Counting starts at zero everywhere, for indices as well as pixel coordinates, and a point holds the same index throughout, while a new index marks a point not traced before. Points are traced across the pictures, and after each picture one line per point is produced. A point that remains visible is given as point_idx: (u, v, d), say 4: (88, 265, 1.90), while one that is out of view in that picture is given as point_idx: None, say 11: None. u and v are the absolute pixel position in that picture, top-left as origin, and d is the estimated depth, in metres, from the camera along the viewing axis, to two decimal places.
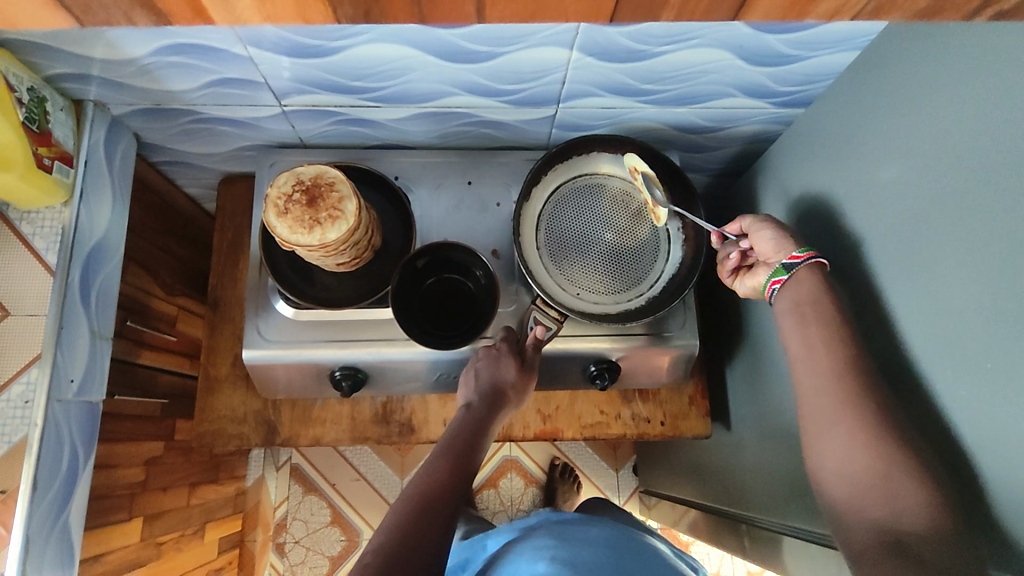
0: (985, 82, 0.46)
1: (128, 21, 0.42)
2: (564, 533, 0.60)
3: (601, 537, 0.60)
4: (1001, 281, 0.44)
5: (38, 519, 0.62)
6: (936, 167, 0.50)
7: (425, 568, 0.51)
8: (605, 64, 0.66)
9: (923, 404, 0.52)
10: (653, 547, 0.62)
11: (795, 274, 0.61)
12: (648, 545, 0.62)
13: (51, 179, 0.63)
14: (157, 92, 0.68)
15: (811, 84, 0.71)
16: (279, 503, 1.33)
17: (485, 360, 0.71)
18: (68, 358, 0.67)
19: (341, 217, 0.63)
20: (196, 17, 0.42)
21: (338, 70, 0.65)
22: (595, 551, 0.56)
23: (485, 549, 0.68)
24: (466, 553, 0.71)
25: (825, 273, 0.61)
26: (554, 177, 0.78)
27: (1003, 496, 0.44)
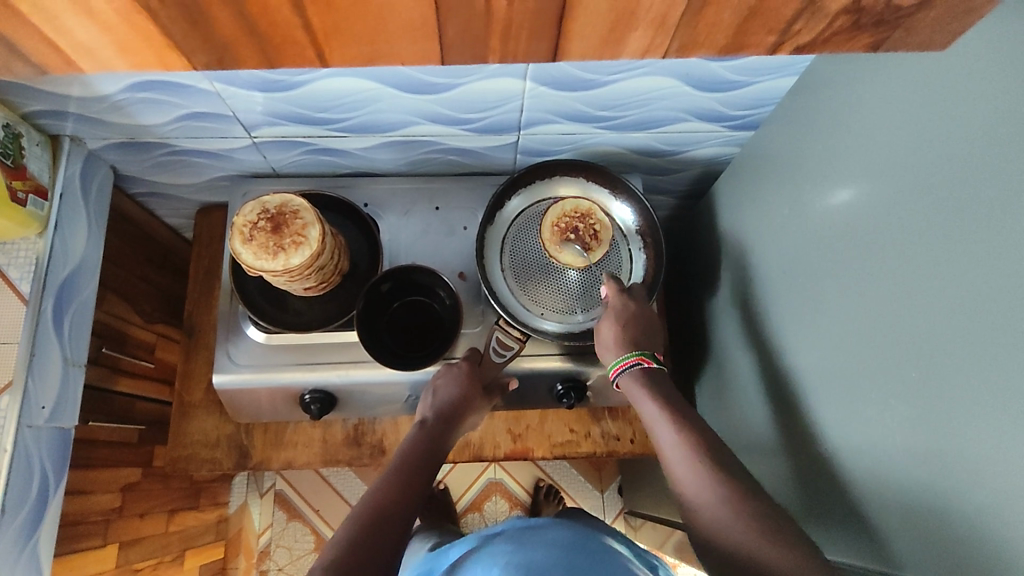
0: (915, 103, 0.49)
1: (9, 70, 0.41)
2: (524, 536, 0.63)
3: (563, 537, 0.62)
4: (935, 290, 0.46)
5: (5, 544, 0.63)
6: (879, 184, 0.52)
7: None
8: (558, 93, 0.68)
9: (870, 413, 0.53)
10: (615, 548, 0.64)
11: (622, 385, 0.71)
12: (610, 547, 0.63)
13: (25, 211, 0.66)
14: (131, 126, 0.71)
15: (759, 107, 0.74)
16: (262, 531, 1.34)
17: (444, 378, 0.72)
18: (40, 385, 0.68)
19: (305, 243, 0.65)
20: (68, 66, 0.40)
21: (304, 103, 0.68)
22: (550, 552, 0.58)
23: (449, 556, 0.71)
24: (433, 563, 0.75)
25: (643, 371, 0.70)
26: (518, 201, 0.80)
27: (948, 502, 0.45)
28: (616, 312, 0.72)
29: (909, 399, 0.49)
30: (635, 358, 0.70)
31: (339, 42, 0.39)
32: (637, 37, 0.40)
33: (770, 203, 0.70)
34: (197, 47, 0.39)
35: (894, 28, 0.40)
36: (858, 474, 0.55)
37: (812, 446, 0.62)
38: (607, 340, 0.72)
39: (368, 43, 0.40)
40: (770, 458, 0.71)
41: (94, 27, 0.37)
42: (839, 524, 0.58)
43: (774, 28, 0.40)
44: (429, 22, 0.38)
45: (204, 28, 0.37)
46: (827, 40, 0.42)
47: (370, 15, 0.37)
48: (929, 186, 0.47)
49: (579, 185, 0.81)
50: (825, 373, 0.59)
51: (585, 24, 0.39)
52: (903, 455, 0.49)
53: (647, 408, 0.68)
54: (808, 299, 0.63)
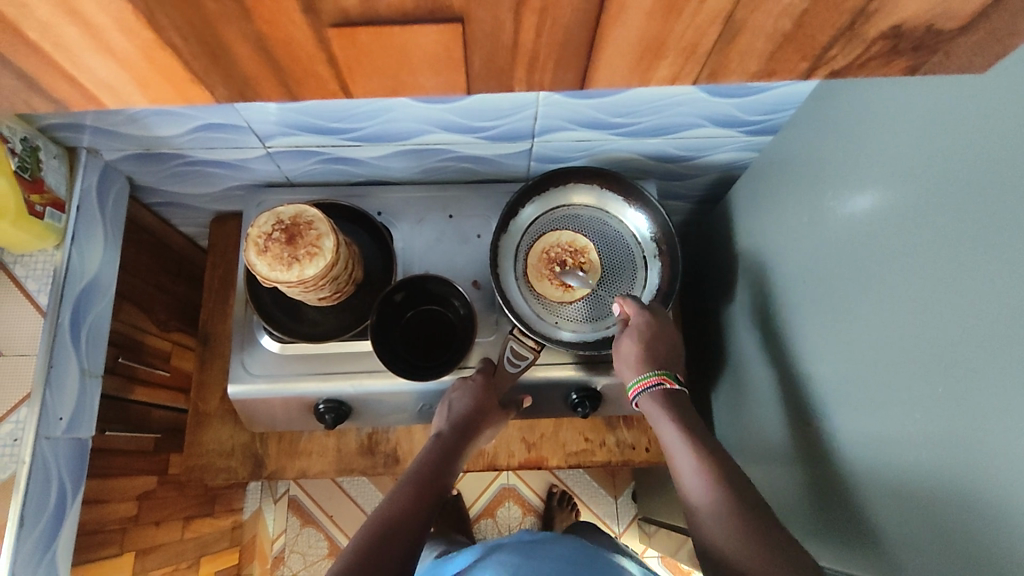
0: (939, 111, 0.47)
1: (34, 107, 0.41)
2: (532, 550, 0.63)
3: (567, 553, 0.63)
4: (958, 304, 0.44)
5: (23, 556, 0.63)
6: (901, 192, 0.51)
7: None
8: (572, 102, 0.68)
9: (889, 428, 0.52)
10: (619, 565, 0.64)
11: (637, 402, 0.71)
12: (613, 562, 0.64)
13: (42, 224, 0.66)
14: (147, 138, 0.71)
15: (777, 113, 0.73)
16: (277, 536, 1.34)
17: (459, 390, 0.72)
18: (57, 397, 0.69)
19: (319, 254, 0.65)
20: (90, 101, 0.40)
21: (317, 114, 0.68)
22: (555, 566, 0.60)
23: (453, 564, 0.72)
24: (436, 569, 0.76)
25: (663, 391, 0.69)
26: (532, 208, 0.80)
27: (971, 525, 0.44)
28: (635, 328, 0.71)
29: (930, 416, 0.47)
30: (658, 377, 0.69)
31: (362, 74, 0.39)
32: (667, 65, 0.39)
33: (788, 211, 0.69)
34: (219, 80, 0.39)
35: (936, 50, 0.39)
36: (874, 493, 0.54)
37: (828, 462, 0.61)
38: (626, 355, 0.71)
39: (391, 77, 0.39)
40: (786, 472, 0.70)
41: (112, 62, 0.36)
42: (854, 542, 0.57)
43: (808, 54, 0.39)
44: (453, 54, 0.38)
45: (226, 62, 0.37)
46: (861, 66, 0.41)
47: (392, 49, 0.37)
48: (954, 197, 0.45)
49: (593, 193, 0.80)
50: (843, 387, 0.58)
51: (613, 51, 0.38)
52: (922, 474, 0.48)
53: (665, 428, 0.67)
54: (827, 309, 0.61)
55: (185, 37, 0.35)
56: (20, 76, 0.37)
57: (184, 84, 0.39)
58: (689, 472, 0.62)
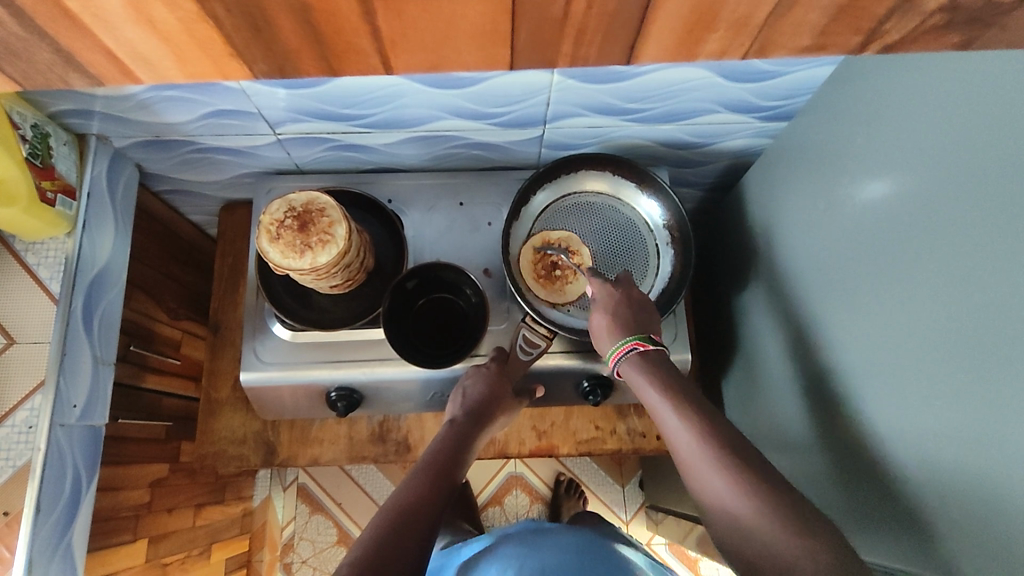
0: (965, 90, 0.47)
1: (67, 85, 0.40)
2: (536, 541, 0.64)
3: (572, 543, 0.64)
4: (986, 289, 0.44)
5: (41, 542, 0.64)
6: (924, 175, 0.50)
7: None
8: (586, 86, 0.67)
9: (914, 414, 0.52)
10: (624, 556, 0.64)
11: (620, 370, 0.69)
12: (618, 553, 0.64)
13: (53, 211, 0.66)
14: (157, 125, 0.71)
15: (793, 98, 0.72)
16: (286, 524, 1.35)
17: (473, 377, 0.72)
18: (72, 384, 0.69)
19: (331, 241, 0.65)
20: (125, 78, 0.40)
21: (329, 99, 0.67)
22: (559, 557, 0.60)
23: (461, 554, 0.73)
24: (444, 560, 0.77)
25: (643, 357, 0.68)
26: (544, 196, 0.79)
27: (1000, 509, 0.44)
28: (604, 302, 0.70)
29: (956, 401, 0.47)
30: (633, 342, 0.68)
31: (407, 48, 0.39)
32: (717, 39, 0.39)
33: (805, 196, 0.68)
34: (258, 55, 0.39)
35: (992, 24, 0.38)
36: (901, 479, 0.54)
37: (852, 448, 0.61)
38: (600, 329, 0.70)
39: (431, 52, 0.40)
40: (808, 458, 0.70)
41: (152, 37, 0.36)
42: (882, 529, 0.57)
43: (861, 28, 0.38)
44: (500, 27, 0.37)
45: (269, 38, 0.37)
46: (915, 40, 0.40)
47: (440, 23, 0.37)
48: (979, 180, 0.45)
49: (606, 179, 0.79)
50: (866, 373, 0.58)
51: (662, 27, 0.37)
52: (948, 460, 0.48)
53: (649, 396, 0.65)
54: (846, 296, 0.61)
55: (230, 9, 0.34)
56: (42, 54, 0.37)
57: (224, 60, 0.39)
58: (682, 440, 0.60)
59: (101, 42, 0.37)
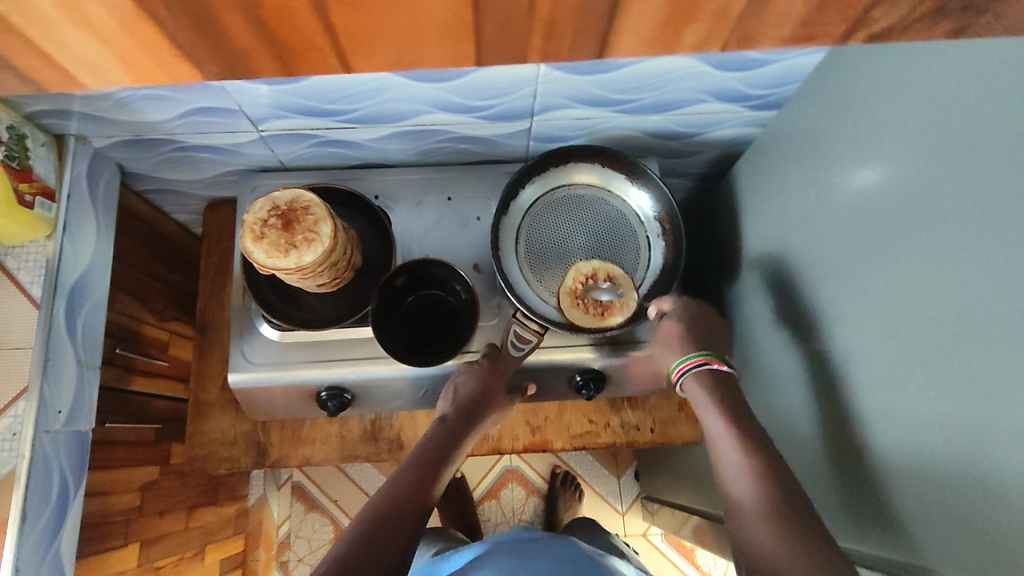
0: (953, 76, 0.46)
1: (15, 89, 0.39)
2: (527, 551, 0.65)
3: (563, 555, 0.64)
4: (975, 279, 0.44)
5: (28, 550, 0.63)
6: (914, 163, 0.50)
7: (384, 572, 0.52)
8: (572, 78, 0.66)
9: (906, 404, 0.51)
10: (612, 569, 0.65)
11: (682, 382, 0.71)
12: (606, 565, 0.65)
13: (33, 214, 0.65)
14: (136, 124, 0.69)
15: (782, 86, 0.71)
16: (281, 522, 1.35)
17: (464, 374, 0.71)
18: (55, 390, 0.68)
19: (317, 240, 0.64)
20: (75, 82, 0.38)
21: (311, 95, 0.66)
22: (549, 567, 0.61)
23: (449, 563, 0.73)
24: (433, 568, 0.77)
25: (712, 380, 0.70)
26: (533, 189, 0.78)
27: (992, 500, 0.43)
28: (675, 315, 0.73)
29: (947, 391, 0.47)
30: (707, 357, 0.70)
31: (367, 45, 0.37)
32: (697, 29, 0.37)
33: (796, 185, 0.68)
34: (207, 56, 0.37)
35: (987, 11, 0.36)
36: (892, 468, 0.54)
37: (846, 438, 0.61)
38: (665, 338, 0.73)
39: (396, 48, 0.38)
40: (802, 448, 0.70)
41: (94, 41, 0.35)
42: (874, 518, 0.57)
43: (848, 18, 0.37)
44: (464, 21, 0.36)
45: (217, 37, 0.35)
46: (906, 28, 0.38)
47: (405, 21, 0.36)
48: (968, 167, 0.44)
49: (594, 171, 0.79)
50: (858, 362, 0.57)
51: (640, 14, 0.35)
52: (940, 451, 0.48)
53: (713, 424, 0.66)
54: (839, 286, 0.60)
55: (171, 8, 0.33)
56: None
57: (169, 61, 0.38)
58: (735, 469, 0.62)
59: (42, 53, 0.35)
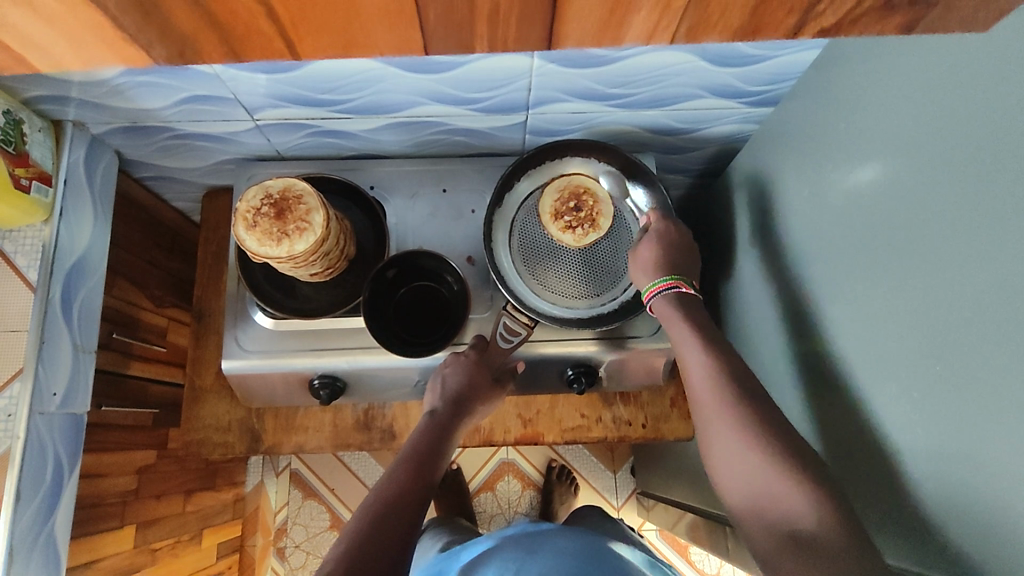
0: (949, 73, 0.45)
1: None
2: (534, 545, 0.66)
3: (569, 546, 0.65)
4: (972, 279, 0.43)
5: (21, 530, 0.64)
6: (909, 162, 0.49)
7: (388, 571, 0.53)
8: (567, 71, 0.65)
9: (901, 405, 0.51)
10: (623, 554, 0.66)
11: (653, 304, 0.70)
12: (617, 552, 0.65)
13: (29, 199, 0.65)
14: (133, 111, 0.70)
15: (780, 83, 0.71)
16: (279, 509, 1.36)
17: (451, 366, 0.72)
18: (51, 372, 0.69)
19: (309, 229, 0.64)
20: (41, 58, 0.40)
21: (306, 84, 0.66)
22: (556, 559, 0.62)
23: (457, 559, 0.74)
24: (442, 563, 0.77)
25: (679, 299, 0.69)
26: (528, 182, 0.78)
27: (986, 502, 0.43)
28: (654, 235, 0.71)
29: (941, 394, 0.47)
30: (668, 282, 0.69)
31: (309, 31, 0.39)
32: (647, 21, 0.39)
33: (792, 182, 0.67)
34: (155, 39, 0.39)
35: (936, 4, 0.38)
36: (890, 469, 0.54)
37: (841, 436, 0.60)
38: (644, 261, 0.71)
39: (340, 34, 0.40)
40: None
41: (42, 25, 0.37)
42: (874, 519, 0.57)
43: (795, 9, 0.39)
44: (406, 9, 0.38)
45: (160, 20, 0.37)
46: (856, 20, 0.40)
47: (341, 4, 0.37)
48: (963, 168, 0.44)
49: (591, 166, 0.78)
50: (855, 362, 0.57)
51: (580, 8, 0.38)
52: (934, 451, 0.48)
53: (678, 331, 0.66)
54: (833, 285, 0.60)
55: None
56: None
57: (116, 44, 0.40)
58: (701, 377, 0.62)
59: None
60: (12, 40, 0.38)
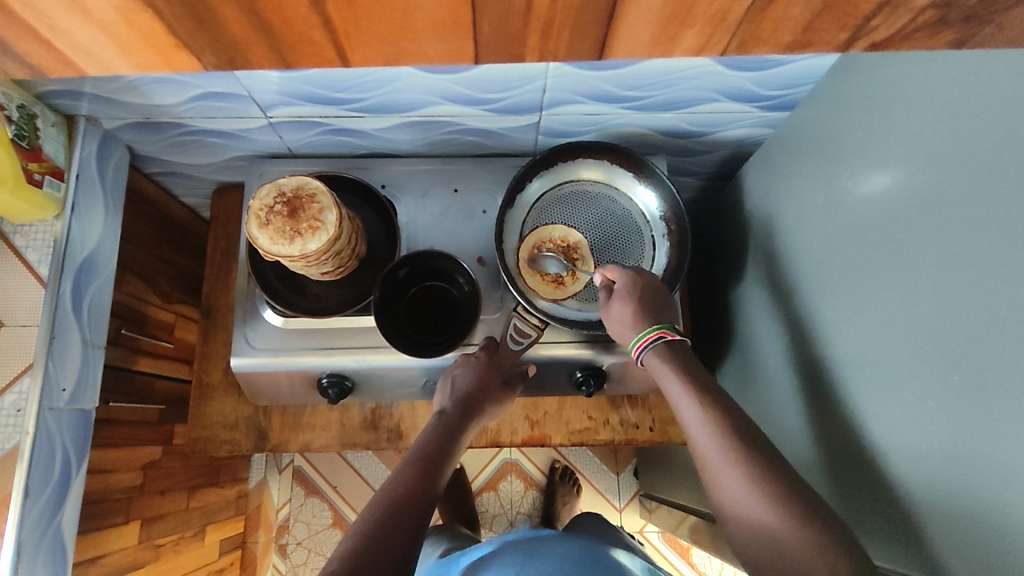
0: (971, 84, 0.45)
1: (27, 67, 0.41)
2: (536, 551, 0.66)
3: (573, 552, 0.65)
4: (984, 293, 0.43)
5: (30, 524, 0.64)
6: (924, 169, 0.49)
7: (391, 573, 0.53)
8: (583, 73, 0.65)
9: (908, 417, 0.51)
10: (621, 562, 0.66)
11: (644, 361, 0.68)
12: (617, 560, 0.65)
13: (42, 194, 0.65)
14: (146, 106, 0.69)
15: (795, 87, 0.70)
16: (281, 505, 1.36)
17: (462, 367, 0.72)
18: (60, 367, 0.69)
19: (321, 228, 0.64)
20: (91, 63, 0.40)
21: (321, 83, 0.66)
22: (562, 563, 0.62)
23: (458, 564, 0.74)
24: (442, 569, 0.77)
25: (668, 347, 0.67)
26: (540, 184, 0.78)
27: (986, 516, 0.43)
28: (625, 290, 0.69)
29: (948, 405, 0.46)
30: (658, 333, 0.67)
31: (361, 40, 0.39)
32: (694, 34, 0.39)
33: (804, 187, 0.67)
34: (206, 46, 0.39)
35: (976, 18, 0.38)
36: (892, 481, 0.53)
37: (845, 445, 0.60)
38: (620, 318, 0.69)
39: (391, 44, 0.40)
40: (798, 453, 0.69)
41: (94, 29, 0.37)
42: (871, 528, 0.57)
43: (846, 24, 0.38)
44: (461, 19, 0.38)
45: (214, 29, 0.37)
46: (909, 37, 0.40)
47: (399, 12, 0.37)
48: (977, 179, 0.44)
49: (602, 168, 0.78)
50: (858, 370, 0.57)
51: (635, 21, 0.38)
52: (937, 462, 0.48)
53: (668, 381, 0.65)
54: (841, 291, 0.60)
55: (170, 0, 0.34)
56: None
57: (167, 50, 0.40)
58: (697, 426, 0.60)
59: (41, 34, 0.37)
60: (61, 44, 0.38)
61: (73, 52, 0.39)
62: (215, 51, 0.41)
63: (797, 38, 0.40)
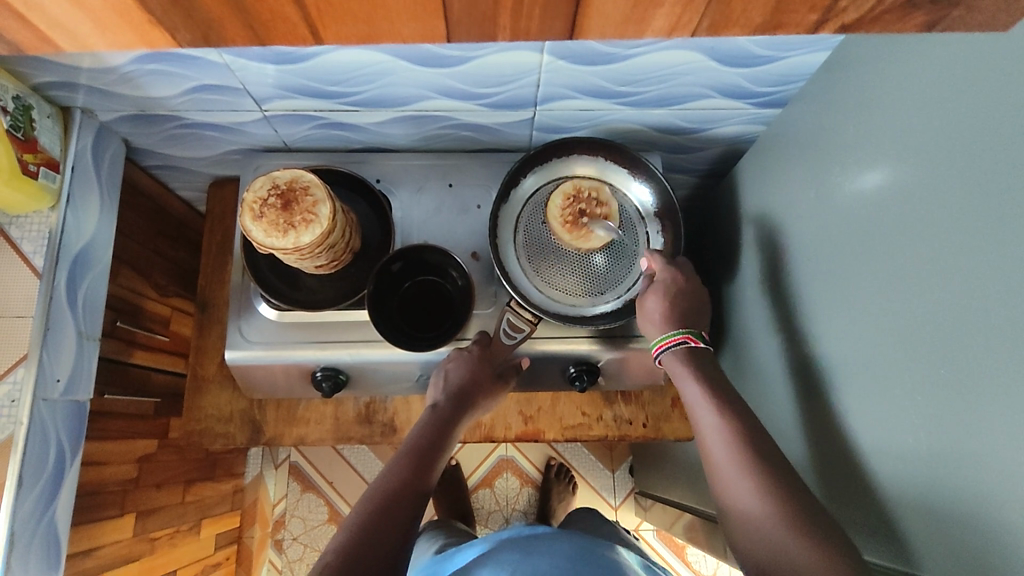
0: (958, 78, 0.45)
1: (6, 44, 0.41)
2: (530, 548, 0.66)
3: (566, 549, 0.65)
4: (972, 287, 0.43)
5: (24, 515, 0.64)
6: (913, 164, 0.49)
7: (382, 566, 0.53)
8: (577, 67, 0.65)
9: (897, 412, 0.51)
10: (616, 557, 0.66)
11: (663, 360, 0.70)
12: (611, 556, 0.65)
13: (37, 184, 0.65)
14: (141, 99, 0.70)
15: (788, 84, 0.70)
16: (278, 501, 1.36)
17: (455, 361, 0.72)
18: (55, 358, 0.69)
19: (315, 221, 0.64)
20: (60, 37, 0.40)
21: (314, 76, 0.66)
22: (554, 560, 0.62)
23: (452, 562, 0.74)
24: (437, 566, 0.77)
25: (687, 355, 0.68)
26: (534, 179, 0.78)
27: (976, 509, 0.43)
28: (662, 286, 0.71)
29: (937, 398, 0.47)
30: (681, 337, 0.69)
31: (333, 18, 0.39)
32: (665, 13, 0.39)
33: (796, 184, 0.67)
34: (180, 23, 0.39)
35: (957, 4, 0.38)
36: (880, 473, 0.54)
37: (835, 440, 0.60)
38: (651, 313, 0.70)
39: (362, 23, 0.40)
40: (791, 449, 0.69)
41: (68, 4, 0.37)
42: (862, 523, 0.57)
43: (825, 8, 0.39)
44: None
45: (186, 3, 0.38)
46: (877, 18, 0.40)
47: None
48: (967, 172, 0.44)
49: (597, 164, 0.78)
50: (850, 365, 0.57)
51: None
52: (926, 455, 0.48)
53: (688, 389, 0.65)
54: (833, 287, 0.60)
55: None
56: None
57: (141, 26, 0.40)
58: (714, 433, 0.61)
59: (15, 8, 0.37)
60: (36, 19, 0.38)
61: (51, 28, 0.39)
62: (189, 28, 0.41)
63: (767, 19, 0.40)
